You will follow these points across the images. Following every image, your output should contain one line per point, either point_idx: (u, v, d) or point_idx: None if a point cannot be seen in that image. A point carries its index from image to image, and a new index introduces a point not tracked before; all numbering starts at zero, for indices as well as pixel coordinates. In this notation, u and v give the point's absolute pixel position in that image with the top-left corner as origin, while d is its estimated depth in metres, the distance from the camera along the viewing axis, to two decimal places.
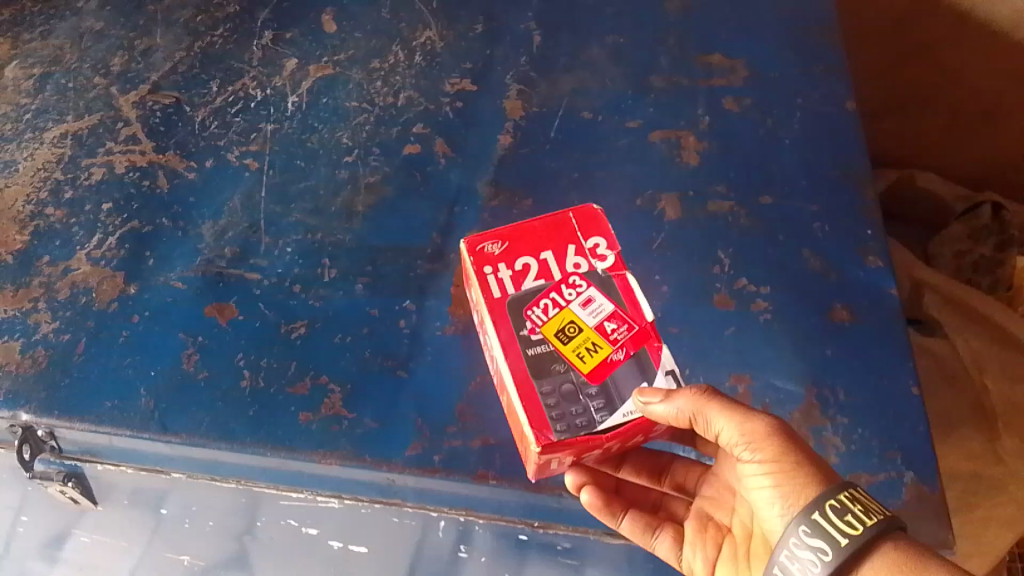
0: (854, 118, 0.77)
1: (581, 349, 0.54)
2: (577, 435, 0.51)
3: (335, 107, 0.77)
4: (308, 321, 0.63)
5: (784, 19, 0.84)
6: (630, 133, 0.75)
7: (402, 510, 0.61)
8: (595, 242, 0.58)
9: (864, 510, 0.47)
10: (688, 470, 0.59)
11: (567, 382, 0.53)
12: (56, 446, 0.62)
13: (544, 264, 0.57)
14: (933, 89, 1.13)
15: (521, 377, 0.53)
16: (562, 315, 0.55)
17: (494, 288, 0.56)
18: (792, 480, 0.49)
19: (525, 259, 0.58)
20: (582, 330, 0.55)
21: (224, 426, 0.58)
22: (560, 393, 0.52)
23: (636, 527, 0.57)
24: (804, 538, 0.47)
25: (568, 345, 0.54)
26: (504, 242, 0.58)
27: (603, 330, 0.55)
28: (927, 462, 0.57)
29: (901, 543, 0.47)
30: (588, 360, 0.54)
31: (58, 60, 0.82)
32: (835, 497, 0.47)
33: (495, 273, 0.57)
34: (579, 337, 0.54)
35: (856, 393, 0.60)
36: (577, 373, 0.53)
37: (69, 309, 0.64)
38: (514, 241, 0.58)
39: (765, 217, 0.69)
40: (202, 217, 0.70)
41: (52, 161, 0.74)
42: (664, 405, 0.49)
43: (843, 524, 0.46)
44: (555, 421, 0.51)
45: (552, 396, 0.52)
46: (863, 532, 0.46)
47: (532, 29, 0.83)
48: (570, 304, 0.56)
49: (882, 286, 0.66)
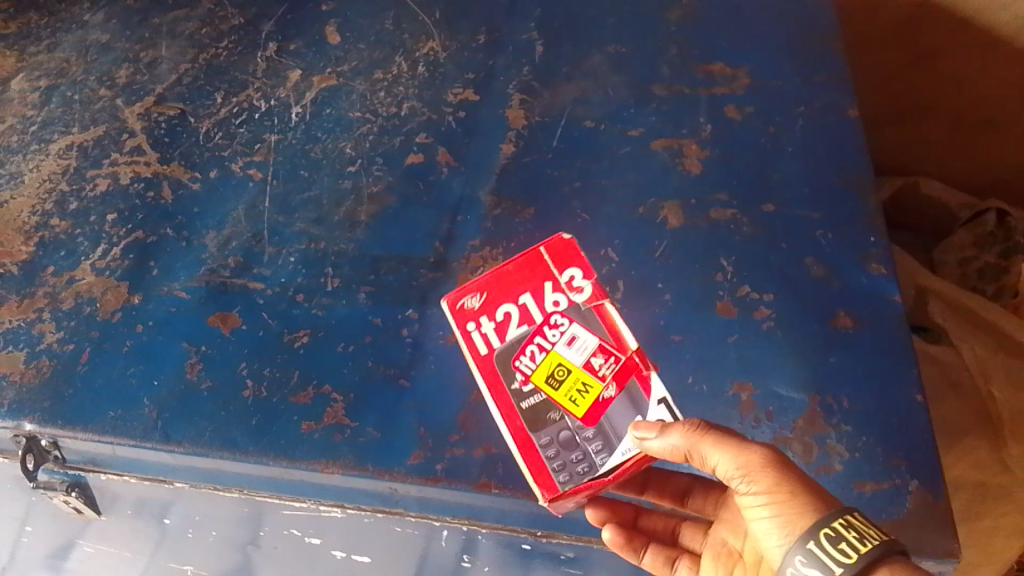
0: (856, 125, 0.77)
1: (573, 392, 0.55)
2: (579, 483, 0.53)
3: (338, 117, 0.78)
4: (311, 331, 0.63)
5: (785, 27, 0.84)
6: (632, 142, 0.75)
7: (405, 519, 0.61)
8: (572, 273, 0.58)
9: (860, 537, 0.46)
10: (707, 494, 0.59)
11: (564, 429, 0.54)
12: (60, 456, 0.62)
13: (525, 308, 0.57)
14: (935, 96, 1.13)
15: (518, 428, 0.54)
16: (548, 360, 0.56)
17: (481, 344, 0.57)
18: (789, 509, 0.48)
19: (506, 307, 0.57)
20: (570, 372, 0.55)
21: (227, 436, 0.58)
22: (558, 441, 0.54)
23: (657, 560, 0.59)
24: (800, 568, 0.47)
25: (560, 390, 0.55)
26: (483, 293, 0.58)
27: (592, 366, 0.55)
28: (932, 470, 0.56)
29: (897, 568, 0.46)
30: (580, 402, 0.54)
31: (64, 72, 0.83)
32: (830, 525, 0.46)
33: (478, 329, 0.57)
34: (569, 378, 0.55)
35: (859, 400, 0.59)
36: (573, 419, 0.54)
37: (73, 319, 0.65)
38: (492, 291, 0.58)
39: (767, 224, 0.69)
40: (206, 227, 0.70)
41: (58, 172, 0.75)
42: (658, 440, 0.50)
43: (837, 553, 0.46)
44: (558, 475, 0.53)
45: (551, 447, 0.54)
46: (857, 560, 0.45)
47: (534, 39, 0.83)
48: (555, 347, 0.56)
49: (885, 294, 0.65)
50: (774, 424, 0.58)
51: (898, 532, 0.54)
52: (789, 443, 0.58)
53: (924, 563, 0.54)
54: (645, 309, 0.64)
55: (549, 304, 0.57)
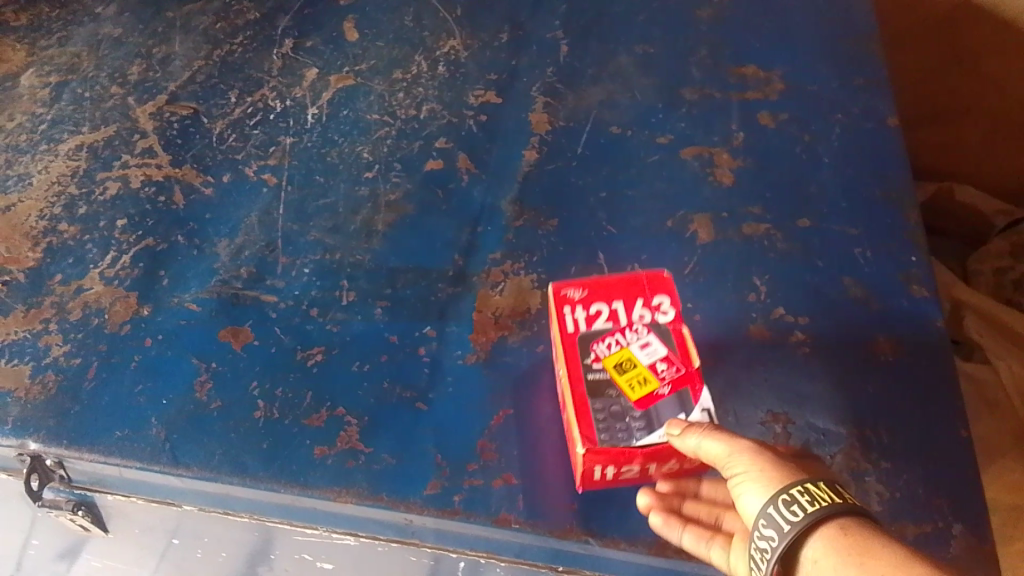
0: (896, 135, 0.73)
1: (632, 380, 0.52)
2: (615, 447, 0.50)
3: (356, 119, 0.75)
4: (326, 348, 0.61)
5: (823, 29, 0.81)
6: (661, 149, 0.72)
7: (420, 550, 0.58)
8: (668, 290, 0.56)
9: (811, 500, 0.42)
10: None
11: (616, 402, 0.51)
12: (65, 476, 0.60)
13: (617, 306, 0.55)
14: (974, 98, 1.09)
15: (578, 392, 0.52)
16: (621, 352, 0.53)
17: (568, 324, 0.54)
18: (757, 481, 0.45)
19: (601, 306, 0.55)
20: (637, 367, 0.53)
21: (237, 460, 0.56)
22: (610, 411, 0.51)
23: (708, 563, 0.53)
24: (761, 531, 0.44)
25: (621, 375, 0.52)
26: (587, 288, 0.56)
27: (657, 366, 0.53)
28: (976, 511, 0.53)
29: (851, 529, 0.42)
30: (637, 389, 0.52)
31: (75, 68, 0.81)
32: (787, 490, 0.43)
33: (571, 312, 0.55)
34: (633, 369, 0.52)
35: (900, 434, 0.56)
36: (625, 399, 0.51)
37: (80, 332, 0.62)
38: (596, 288, 0.56)
39: (803, 241, 0.66)
40: (218, 235, 0.68)
41: (67, 174, 0.72)
42: (679, 437, 0.48)
43: (788, 513, 0.43)
44: (600, 433, 0.50)
45: (603, 412, 0.51)
46: (804, 519, 0.42)
47: (559, 38, 0.80)
48: (630, 345, 0.53)
49: (927, 318, 0.62)
50: None
51: None
52: None
53: None
54: None
55: (639, 308, 0.55)
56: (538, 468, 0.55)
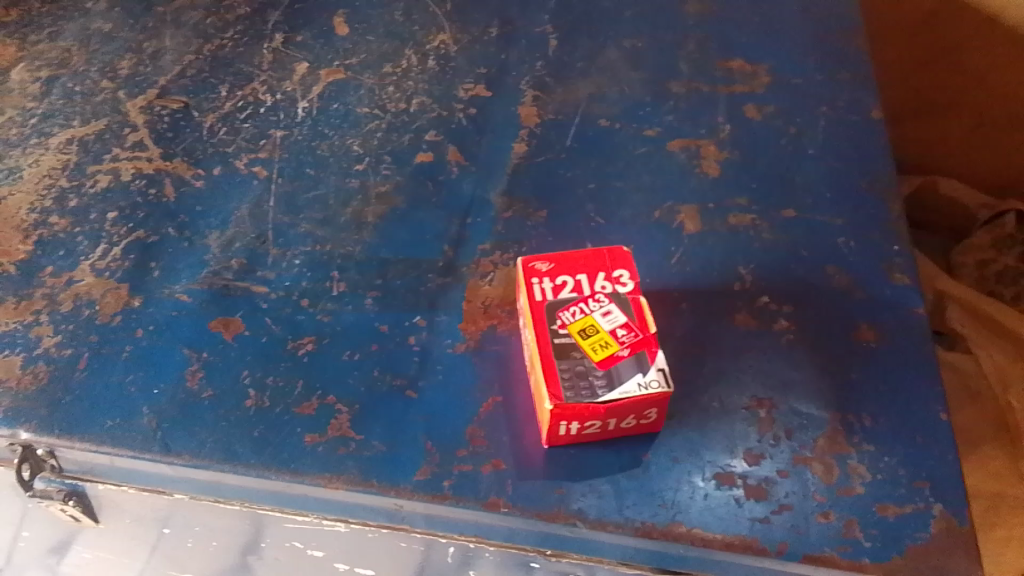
0: (880, 127, 0.74)
1: (595, 343, 0.53)
2: (578, 403, 0.51)
3: (346, 112, 0.75)
4: (316, 337, 0.61)
5: (808, 23, 0.82)
6: (648, 142, 0.73)
7: (410, 535, 0.59)
8: (628, 265, 0.58)
9: None
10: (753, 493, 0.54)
11: (580, 362, 0.53)
12: (57, 465, 0.61)
13: (581, 277, 0.57)
14: (959, 93, 1.10)
15: (544, 354, 0.53)
16: (584, 320, 0.55)
17: (535, 293, 0.56)
18: None
19: (565, 277, 0.57)
20: (598, 332, 0.54)
21: (229, 447, 0.56)
22: (574, 371, 0.52)
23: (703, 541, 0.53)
24: None
25: (584, 339, 0.54)
26: (552, 261, 0.58)
27: (617, 331, 0.54)
28: (957, 493, 0.54)
29: None
30: (599, 350, 0.53)
31: (66, 62, 0.81)
32: None
33: (536, 284, 0.57)
34: (595, 334, 0.54)
35: (882, 418, 0.57)
36: (589, 360, 0.53)
37: (71, 323, 0.63)
38: (560, 261, 0.58)
39: (788, 231, 0.67)
40: (209, 227, 0.68)
41: (58, 168, 0.73)
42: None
43: None
44: (565, 390, 0.52)
45: (568, 371, 0.52)
46: None
47: (548, 32, 0.81)
48: (592, 313, 0.55)
49: (910, 306, 0.63)
50: (794, 443, 0.56)
51: (923, 560, 0.52)
52: (809, 463, 0.55)
53: None
54: (662, 318, 0.62)
55: (601, 280, 0.57)
56: (526, 454, 0.56)
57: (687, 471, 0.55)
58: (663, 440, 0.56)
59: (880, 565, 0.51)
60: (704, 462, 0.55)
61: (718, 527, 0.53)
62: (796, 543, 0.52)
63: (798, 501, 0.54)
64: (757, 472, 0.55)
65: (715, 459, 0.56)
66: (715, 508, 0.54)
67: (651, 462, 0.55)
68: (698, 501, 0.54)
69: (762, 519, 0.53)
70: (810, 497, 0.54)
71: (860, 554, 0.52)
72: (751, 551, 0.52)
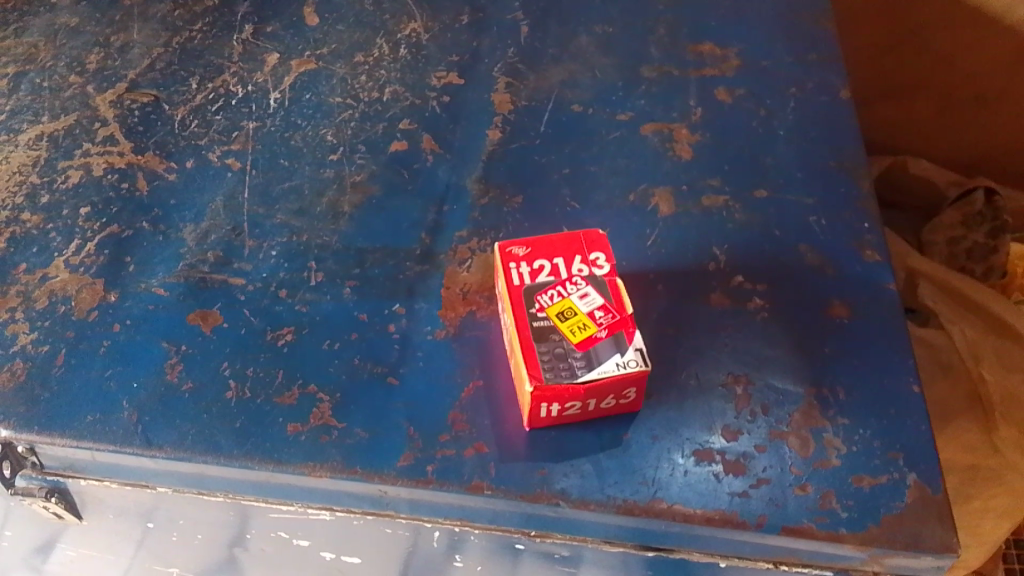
0: (849, 106, 0.75)
1: (573, 325, 0.54)
2: (558, 385, 0.52)
3: (319, 103, 0.75)
4: (295, 328, 0.61)
5: (776, 5, 0.82)
6: (621, 126, 0.73)
7: (395, 521, 0.60)
8: (604, 248, 0.58)
9: None
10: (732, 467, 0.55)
11: (559, 345, 0.53)
12: (37, 462, 0.61)
13: (558, 260, 0.57)
14: (925, 73, 1.12)
15: (523, 337, 0.54)
16: (562, 303, 0.55)
17: (513, 278, 0.57)
18: None
19: (542, 261, 0.57)
20: (576, 314, 0.54)
21: (211, 439, 0.56)
22: (553, 353, 0.53)
23: (685, 515, 0.54)
24: None
25: (563, 322, 0.54)
26: (529, 245, 0.58)
27: (595, 313, 0.55)
28: (930, 462, 0.55)
29: None
30: (577, 332, 0.53)
31: (32, 58, 0.80)
32: None
33: (514, 269, 0.57)
34: (573, 316, 0.54)
35: (856, 392, 0.58)
36: (567, 342, 0.53)
37: (47, 319, 0.62)
38: (537, 245, 0.58)
39: (760, 212, 0.68)
40: (184, 220, 0.68)
41: (28, 164, 0.72)
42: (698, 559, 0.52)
43: None
44: (545, 371, 0.52)
45: (547, 353, 0.53)
46: None
47: (519, 19, 0.81)
48: (570, 295, 0.55)
49: (880, 281, 0.64)
50: (770, 418, 0.57)
51: (898, 528, 0.53)
52: (785, 438, 0.56)
53: (921, 558, 0.53)
54: (639, 300, 0.63)
55: (578, 263, 0.57)
56: (508, 437, 0.56)
57: (667, 448, 0.56)
58: (643, 419, 0.57)
59: (856, 534, 0.53)
60: (683, 439, 0.56)
61: (698, 502, 0.54)
62: (775, 515, 0.53)
63: (776, 475, 0.55)
64: (735, 447, 0.56)
65: (693, 436, 0.57)
66: (696, 484, 0.55)
67: (631, 441, 0.56)
68: (678, 478, 0.55)
69: (741, 493, 0.54)
70: (787, 470, 0.55)
71: (836, 524, 0.53)
72: (731, 524, 0.53)
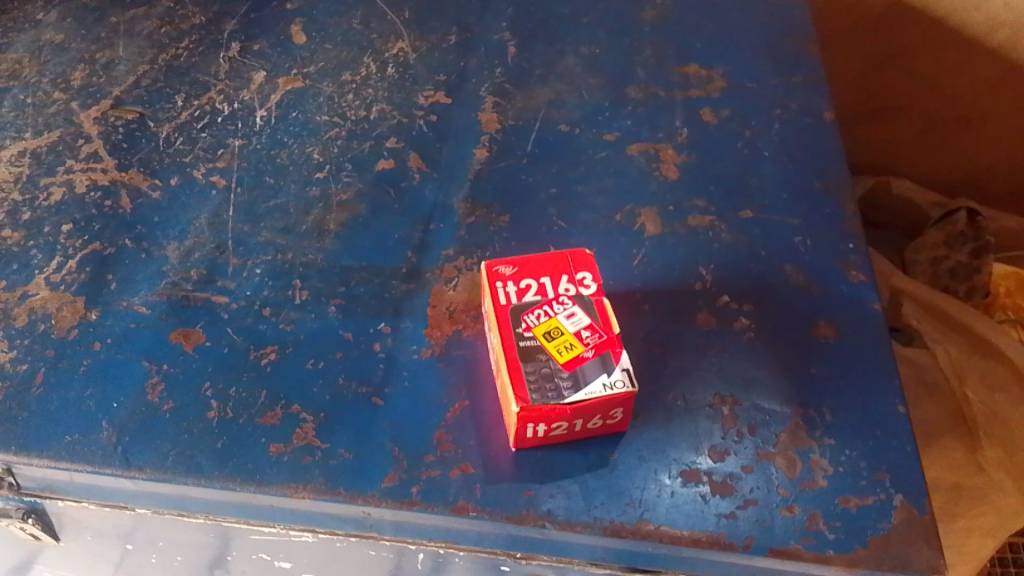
0: (833, 128, 0.76)
1: (560, 345, 0.53)
2: (545, 405, 0.52)
3: (305, 121, 0.75)
4: (279, 347, 0.61)
5: (760, 28, 0.83)
6: (607, 146, 0.74)
7: (379, 543, 0.59)
8: (591, 267, 0.58)
9: None
10: (719, 486, 0.55)
11: (546, 364, 0.53)
12: (14, 483, 0.59)
13: (544, 279, 0.57)
14: (907, 94, 1.14)
15: (509, 357, 0.53)
16: (548, 322, 0.55)
17: (500, 297, 0.57)
18: None
19: (529, 280, 0.57)
20: (563, 334, 0.54)
21: (192, 460, 0.56)
22: (539, 372, 0.52)
23: (679, 536, 0.53)
24: None
25: (549, 341, 0.54)
26: (516, 264, 0.58)
27: (581, 333, 0.54)
28: (917, 483, 0.55)
29: None
30: (563, 352, 0.53)
31: (16, 74, 0.79)
32: None
33: (501, 288, 0.57)
34: (559, 336, 0.54)
35: (842, 412, 0.58)
36: (554, 362, 0.53)
37: (26, 337, 0.62)
38: (524, 264, 0.58)
39: (746, 232, 0.68)
40: (167, 237, 0.67)
41: (10, 181, 0.71)
42: None
43: None
44: (532, 392, 0.52)
45: (534, 373, 0.52)
46: None
47: (506, 39, 0.81)
48: (557, 315, 0.55)
49: (865, 301, 0.64)
50: (756, 439, 0.57)
51: (885, 549, 0.53)
52: (772, 459, 0.56)
53: None
54: (625, 320, 0.63)
55: (565, 282, 0.57)
56: (494, 457, 0.56)
57: (654, 469, 0.56)
58: (629, 439, 0.57)
59: (843, 556, 0.52)
60: (670, 460, 0.56)
61: (685, 524, 0.54)
62: (762, 537, 0.53)
63: (763, 496, 0.55)
64: (721, 468, 0.56)
65: (680, 457, 0.56)
66: (682, 505, 0.54)
67: (618, 462, 0.56)
68: (665, 498, 0.55)
69: (728, 514, 0.54)
70: (774, 491, 0.55)
71: (824, 546, 0.53)
72: (718, 546, 0.53)
